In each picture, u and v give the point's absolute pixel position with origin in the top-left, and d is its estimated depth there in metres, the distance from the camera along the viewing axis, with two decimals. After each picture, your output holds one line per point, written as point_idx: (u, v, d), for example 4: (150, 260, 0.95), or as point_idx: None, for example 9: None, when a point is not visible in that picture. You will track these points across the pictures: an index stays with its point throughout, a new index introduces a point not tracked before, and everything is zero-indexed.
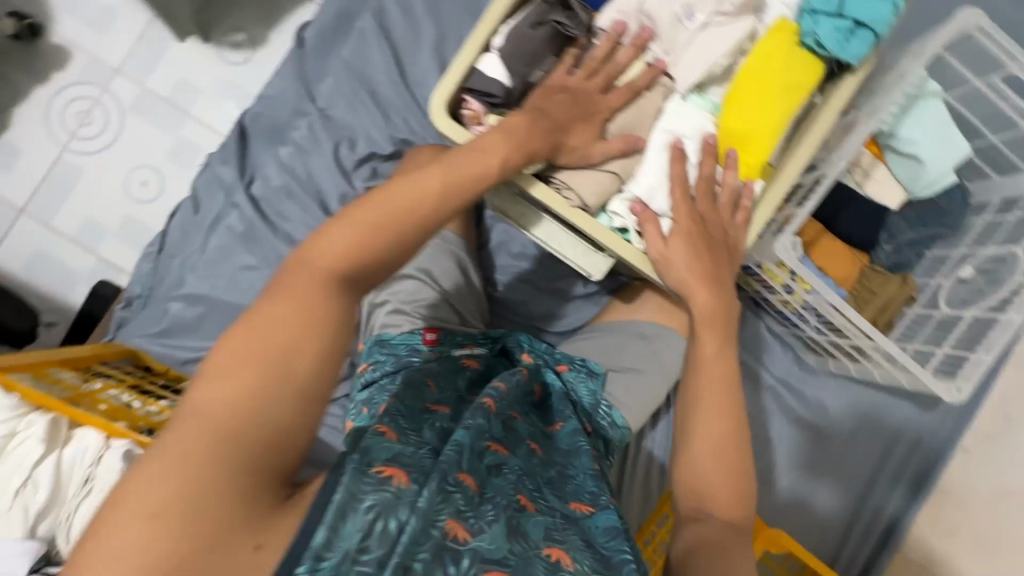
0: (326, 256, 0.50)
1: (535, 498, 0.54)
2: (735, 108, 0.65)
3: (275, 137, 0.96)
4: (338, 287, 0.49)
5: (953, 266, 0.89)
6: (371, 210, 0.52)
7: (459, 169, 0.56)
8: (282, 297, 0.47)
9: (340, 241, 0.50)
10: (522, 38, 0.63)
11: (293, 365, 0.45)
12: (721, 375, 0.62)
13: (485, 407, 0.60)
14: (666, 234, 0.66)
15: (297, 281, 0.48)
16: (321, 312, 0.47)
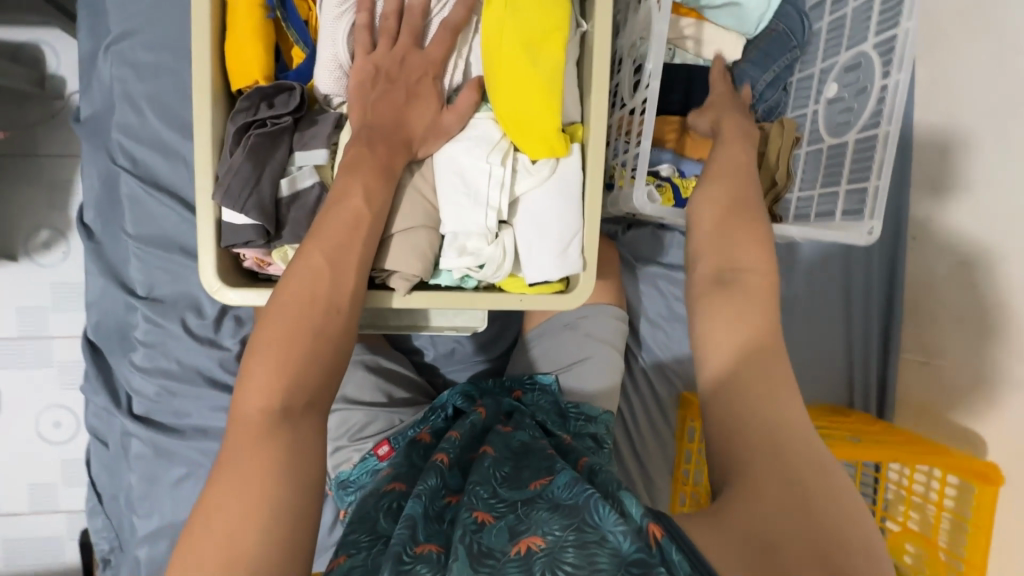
0: (240, 440, 0.45)
1: (493, 506, 0.55)
2: (500, 87, 0.54)
3: (123, 344, 0.87)
4: (263, 467, 0.44)
5: (818, 86, 0.83)
6: (276, 325, 0.47)
7: (317, 288, 0.49)
8: (230, 468, 0.44)
9: (245, 423, 0.45)
10: (239, 166, 0.51)
11: (240, 563, 0.41)
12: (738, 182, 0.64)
13: (439, 464, 0.61)
14: (511, 257, 0.56)
15: (241, 442, 0.45)
16: (252, 501, 0.43)
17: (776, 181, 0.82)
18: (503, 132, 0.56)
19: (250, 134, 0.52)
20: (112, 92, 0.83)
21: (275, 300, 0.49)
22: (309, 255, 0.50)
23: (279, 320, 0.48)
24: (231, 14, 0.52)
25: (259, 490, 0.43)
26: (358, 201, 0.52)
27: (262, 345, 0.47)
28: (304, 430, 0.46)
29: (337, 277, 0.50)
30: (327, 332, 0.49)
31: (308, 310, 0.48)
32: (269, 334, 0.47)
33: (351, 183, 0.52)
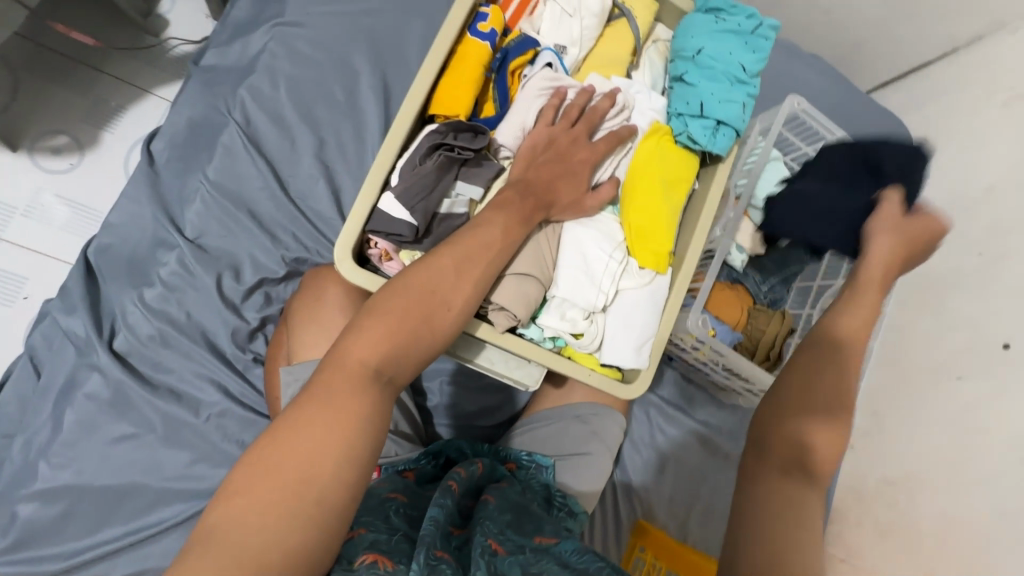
0: (337, 382, 0.47)
1: (505, 540, 0.58)
2: (635, 200, 0.66)
3: (135, 275, 0.82)
4: (352, 415, 0.46)
5: (817, 296, 1.03)
6: (398, 299, 0.51)
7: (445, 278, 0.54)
8: (315, 403, 0.46)
9: (345, 371, 0.48)
10: (418, 175, 0.57)
11: (306, 490, 0.42)
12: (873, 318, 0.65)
13: (450, 488, 0.65)
14: (599, 334, 0.65)
15: (332, 384, 0.47)
16: (333, 441, 0.45)
17: (767, 356, 1.01)
18: (624, 236, 0.66)
19: (439, 152, 0.59)
20: (256, 59, 0.89)
21: (407, 275, 0.53)
22: (448, 248, 0.55)
23: (406, 293, 0.52)
24: (457, 61, 0.62)
25: (342, 434, 0.45)
26: (498, 230, 0.58)
27: (384, 307, 0.51)
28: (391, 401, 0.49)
29: (461, 279, 0.54)
30: (439, 320, 0.53)
31: (434, 294, 0.52)
32: (392, 302, 0.51)
33: (497, 214, 0.58)
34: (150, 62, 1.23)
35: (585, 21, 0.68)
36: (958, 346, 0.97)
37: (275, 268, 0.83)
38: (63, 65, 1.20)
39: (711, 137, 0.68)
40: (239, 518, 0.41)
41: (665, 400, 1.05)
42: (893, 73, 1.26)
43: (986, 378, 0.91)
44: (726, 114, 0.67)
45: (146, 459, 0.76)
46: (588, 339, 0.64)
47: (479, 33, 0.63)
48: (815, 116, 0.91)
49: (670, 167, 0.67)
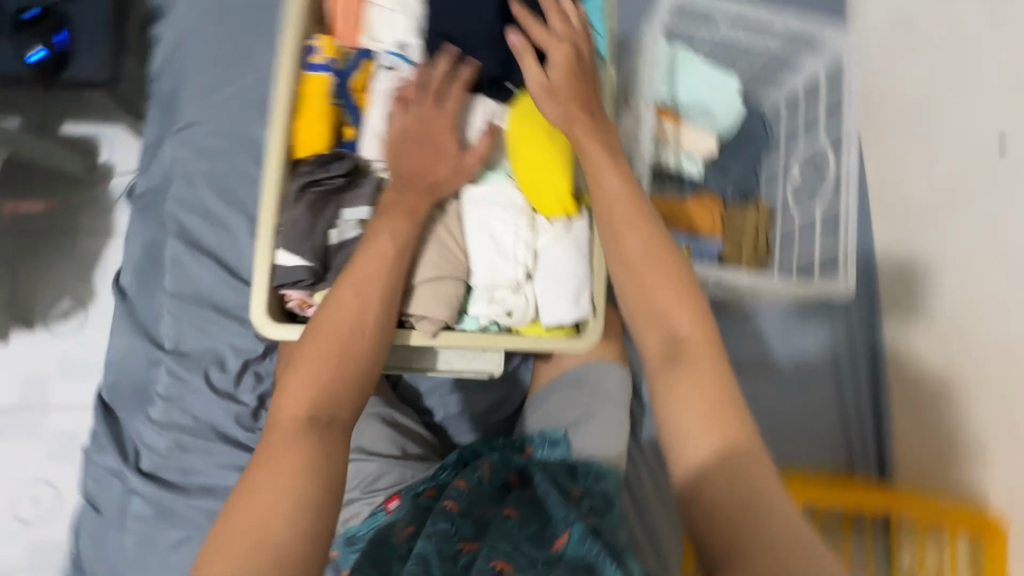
0: (278, 439, 0.50)
1: (512, 558, 0.59)
2: (524, 157, 0.65)
3: (141, 399, 0.89)
4: (295, 462, 0.49)
5: (784, 173, 0.98)
6: (313, 345, 0.54)
7: (352, 311, 0.57)
8: (264, 463, 0.49)
9: (282, 428, 0.51)
10: (299, 219, 0.59)
11: (267, 542, 0.45)
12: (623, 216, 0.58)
13: (446, 511, 0.66)
14: (533, 298, 0.63)
15: (275, 442, 0.50)
16: (283, 489, 0.47)
17: (756, 252, 0.94)
18: (524, 193, 0.65)
19: (310, 192, 0.60)
20: (172, 169, 0.95)
21: (318, 321, 0.56)
22: (347, 285, 0.58)
23: (319, 336, 0.55)
24: (305, 100, 0.64)
25: (289, 481, 0.48)
26: (386, 242, 0.59)
27: (303, 357, 0.54)
28: (332, 437, 0.51)
29: (364, 305, 0.57)
30: (357, 349, 0.56)
31: (345, 329, 0.55)
32: (308, 350, 0.54)
33: (381, 227, 0.60)
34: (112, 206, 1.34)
35: (412, 11, 0.69)
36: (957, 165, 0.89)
37: (252, 347, 0.88)
38: (46, 239, 1.32)
39: None
40: None
41: None
42: None
43: (994, 184, 0.83)
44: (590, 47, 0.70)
45: None
46: (523, 309, 0.63)
47: (314, 68, 0.65)
48: None
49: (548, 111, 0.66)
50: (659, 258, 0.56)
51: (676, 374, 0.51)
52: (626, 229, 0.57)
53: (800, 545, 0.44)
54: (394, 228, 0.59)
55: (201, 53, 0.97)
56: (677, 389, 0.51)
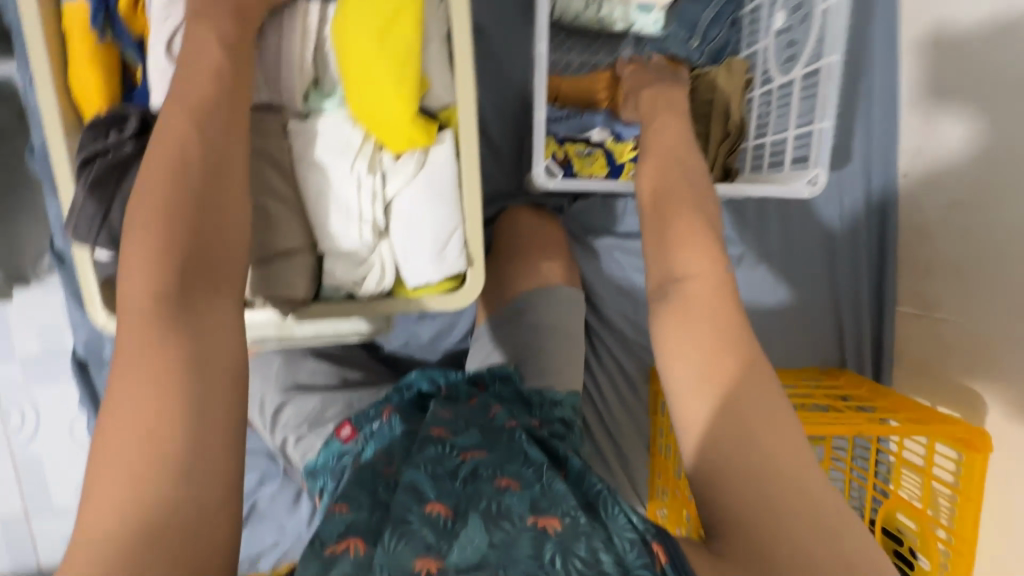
0: (130, 333, 0.38)
1: (520, 472, 0.53)
2: (354, 76, 0.50)
3: (98, 361, 0.92)
4: (160, 361, 0.37)
5: (767, 16, 0.73)
6: (144, 225, 0.40)
7: (182, 154, 0.41)
8: (127, 378, 0.37)
9: (134, 333, 0.38)
10: (87, 201, 0.49)
11: (154, 459, 0.35)
12: (672, 192, 0.51)
13: (437, 436, 0.58)
14: (391, 259, 0.54)
15: (131, 354, 0.37)
16: (158, 399, 0.36)
17: (727, 133, 0.74)
18: (364, 129, 0.51)
19: (90, 167, 0.49)
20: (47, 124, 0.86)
21: (141, 193, 0.41)
22: (173, 129, 0.42)
23: (145, 197, 0.40)
24: (67, 38, 0.50)
25: (164, 383, 0.37)
26: (186, 123, 0.42)
27: (132, 229, 0.40)
28: (213, 313, 0.40)
29: (196, 160, 0.42)
30: (199, 206, 0.40)
31: (175, 185, 0.40)
32: (140, 220, 0.40)
33: (198, 65, 0.44)
34: None
35: None
36: None
37: None
38: None
39: None
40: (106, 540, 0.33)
41: (629, 236, 0.89)
42: None
43: None
44: None
45: None
46: (380, 274, 0.54)
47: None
48: None
49: (370, 6, 0.49)
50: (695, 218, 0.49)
51: (671, 313, 0.47)
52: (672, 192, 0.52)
53: (819, 514, 0.40)
54: (207, 83, 0.44)
55: None
56: (674, 339, 0.46)
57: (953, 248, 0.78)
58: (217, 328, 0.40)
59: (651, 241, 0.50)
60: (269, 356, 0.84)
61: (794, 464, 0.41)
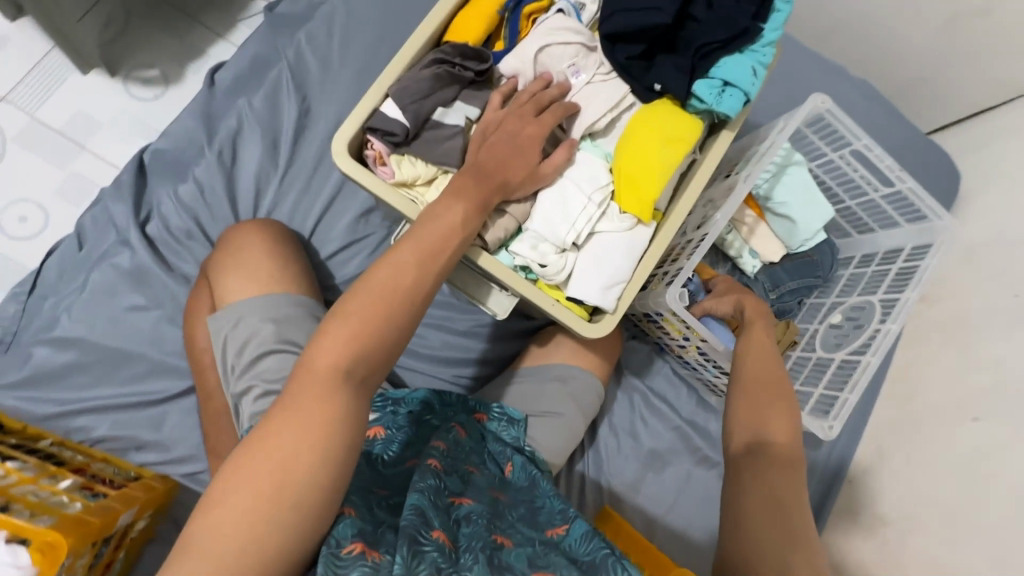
0: (305, 390, 0.51)
1: (512, 533, 0.61)
2: (631, 151, 0.66)
3: (176, 173, 0.93)
4: (319, 416, 0.50)
5: (825, 313, 1.01)
6: (426, 232, 0.58)
7: (413, 262, 0.57)
8: (349, 320, 0.54)
9: (376, 289, 0.55)
10: (420, 80, 0.62)
11: (286, 488, 0.47)
12: (773, 365, 0.71)
13: (435, 467, 0.63)
14: (567, 266, 0.65)
15: (362, 306, 0.54)
16: (309, 445, 0.49)
17: None
18: (612, 180, 0.67)
19: (441, 68, 0.63)
20: (320, 6, 0.99)
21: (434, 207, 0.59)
22: (409, 244, 0.57)
23: (367, 288, 0.55)
24: None
25: (318, 437, 0.49)
26: (496, 168, 0.61)
27: (342, 316, 0.54)
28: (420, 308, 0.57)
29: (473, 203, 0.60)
30: (403, 304, 0.55)
31: (394, 287, 0.55)
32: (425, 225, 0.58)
33: (461, 181, 0.60)
34: (239, 17, 1.39)
35: None
36: (978, 386, 0.91)
37: (291, 189, 0.92)
38: (171, 15, 1.38)
39: (717, 96, 0.67)
40: (291, 423, 0.49)
41: (649, 390, 1.04)
42: (952, 116, 1.25)
43: (1000, 422, 0.86)
44: (731, 75, 0.67)
45: (152, 332, 0.85)
46: (554, 268, 0.65)
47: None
48: (842, 118, 0.88)
49: (669, 124, 0.67)
50: (777, 394, 0.67)
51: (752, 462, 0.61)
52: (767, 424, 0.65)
53: None
54: (518, 134, 0.62)
55: None
56: (739, 480, 0.61)
57: (863, 554, 0.96)
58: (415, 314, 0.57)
59: (743, 407, 0.67)
60: (281, 299, 0.78)
61: None
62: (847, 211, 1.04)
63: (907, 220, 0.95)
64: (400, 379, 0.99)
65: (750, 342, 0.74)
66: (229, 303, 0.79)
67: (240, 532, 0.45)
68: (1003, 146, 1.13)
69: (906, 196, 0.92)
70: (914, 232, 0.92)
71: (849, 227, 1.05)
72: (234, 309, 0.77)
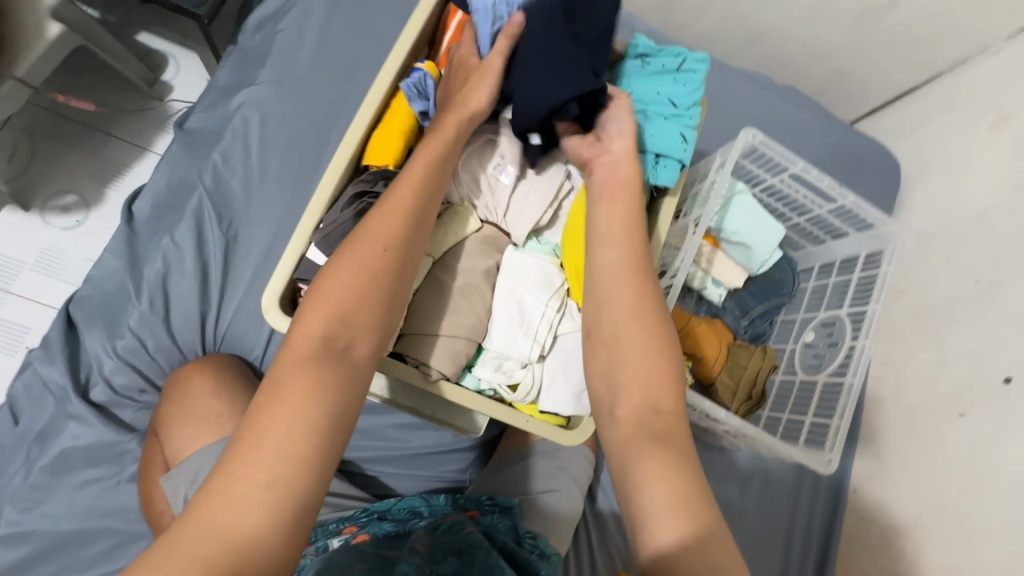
0: (282, 367, 0.46)
1: None
2: (571, 245, 0.65)
3: (107, 324, 0.86)
4: (305, 392, 0.45)
5: (799, 330, 1.00)
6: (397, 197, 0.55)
7: (386, 229, 0.53)
8: (329, 288, 0.50)
9: (357, 258, 0.52)
10: (344, 221, 0.60)
11: (280, 472, 0.42)
12: (619, 221, 0.59)
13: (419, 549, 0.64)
14: (536, 379, 0.63)
15: (341, 276, 0.51)
16: (286, 427, 0.43)
17: (749, 396, 0.95)
18: (561, 276, 0.66)
19: (363, 200, 0.61)
20: (231, 118, 0.95)
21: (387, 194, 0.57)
22: (379, 212, 0.54)
23: (344, 262, 0.51)
24: (392, 110, 0.66)
25: (298, 412, 0.44)
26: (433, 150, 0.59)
27: (321, 289, 0.50)
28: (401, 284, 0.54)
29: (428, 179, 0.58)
30: (380, 268, 0.52)
31: (374, 254, 0.52)
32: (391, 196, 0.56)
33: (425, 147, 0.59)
34: (154, 123, 1.33)
35: None
36: (956, 380, 0.92)
37: (234, 317, 0.87)
38: (79, 132, 1.30)
39: (652, 170, 0.69)
40: (275, 408, 0.44)
41: None
42: (877, 101, 1.27)
43: (989, 413, 0.86)
44: (661, 146, 0.68)
45: (116, 504, 0.79)
46: (524, 386, 0.62)
47: (410, 78, 0.66)
48: (772, 146, 0.87)
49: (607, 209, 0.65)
50: (639, 272, 0.57)
51: (615, 354, 0.55)
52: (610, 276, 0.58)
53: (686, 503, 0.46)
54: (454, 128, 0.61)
55: (317, 32, 0.99)
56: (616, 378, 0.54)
57: (885, 565, 0.95)
58: (396, 289, 0.53)
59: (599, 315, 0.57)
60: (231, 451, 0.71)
61: (677, 505, 0.46)
62: (797, 227, 1.04)
63: (856, 229, 0.95)
64: (389, 487, 0.91)
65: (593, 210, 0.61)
66: (182, 460, 0.73)
67: (220, 534, 0.39)
68: (935, 125, 1.15)
69: (850, 209, 0.92)
70: (864, 240, 0.93)
71: (803, 240, 1.06)
72: (192, 462, 0.70)
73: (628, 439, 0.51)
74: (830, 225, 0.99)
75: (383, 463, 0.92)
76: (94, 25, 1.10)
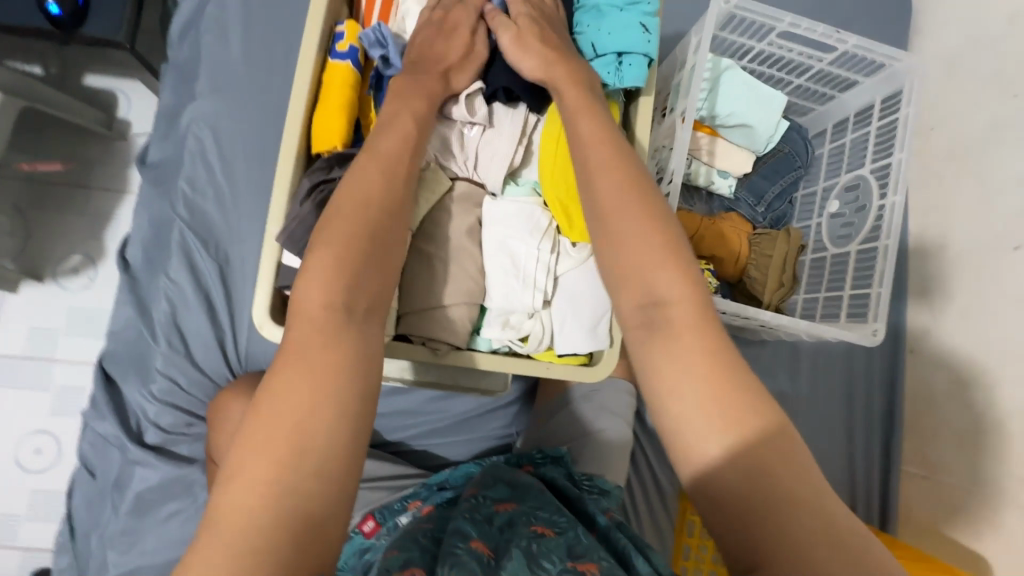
0: (297, 340, 0.43)
1: (553, 522, 0.58)
2: (555, 166, 0.61)
3: (139, 372, 0.89)
4: (323, 367, 0.42)
5: (822, 202, 0.93)
6: (377, 155, 0.51)
7: (370, 186, 0.50)
8: (322, 255, 0.46)
9: (345, 218, 0.48)
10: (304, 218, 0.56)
11: (307, 451, 0.39)
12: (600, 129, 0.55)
13: (473, 492, 0.66)
14: (545, 325, 0.61)
15: (332, 240, 0.47)
16: (308, 404, 0.40)
17: (782, 282, 0.89)
18: (548, 212, 0.62)
19: (318, 190, 0.57)
20: (184, 142, 0.92)
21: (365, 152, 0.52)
22: (361, 169, 0.51)
23: (336, 225, 0.47)
24: (325, 88, 0.61)
25: (318, 387, 0.41)
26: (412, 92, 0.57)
27: (319, 253, 0.46)
28: (398, 244, 0.50)
29: (407, 132, 0.54)
30: (373, 228, 0.48)
31: (365, 212, 0.48)
32: (371, 156, 0.51)
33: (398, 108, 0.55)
34: (126, 164, 1.31)
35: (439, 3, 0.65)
36: (1006, 212, 0.84)
37: (250, 336, 0.88)
38: (60, 193, 1.30)
39: (615, 72, 0.62)
40: (291, 387, 0.40)
41: None
42: None
43: None
44: (623, 44, 0.61)
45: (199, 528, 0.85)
46: (535, 336, 0.61)
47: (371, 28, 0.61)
48: (751, 7, 0.77)
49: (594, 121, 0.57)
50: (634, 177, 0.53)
51: (618, 259, 0.50)
52: (603, 179, 0.52)
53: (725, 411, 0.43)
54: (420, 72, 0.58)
55: (240, 24, 0.93)
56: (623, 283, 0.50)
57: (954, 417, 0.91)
58: (394, 245, 0.50)
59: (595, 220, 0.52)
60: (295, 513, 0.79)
61: (697, 415, 0.44)
62: (800, 89, 0.94)
63: (865, 74, 0.85)
64: (441, 457, 0.94)
65: (575, 120, 0.56)
66: None
67: (260, 518, 0.37)
68: None
69: (855, 54, 0.82)
70: (876, 83, 0.83)
71: (809, 102, 0.96)
72: None
73: (653, 353, 0.47)
74: (836, 78, 0.89)
75: (431, 436, 0.94)
76: (30, 82, 1.07)
